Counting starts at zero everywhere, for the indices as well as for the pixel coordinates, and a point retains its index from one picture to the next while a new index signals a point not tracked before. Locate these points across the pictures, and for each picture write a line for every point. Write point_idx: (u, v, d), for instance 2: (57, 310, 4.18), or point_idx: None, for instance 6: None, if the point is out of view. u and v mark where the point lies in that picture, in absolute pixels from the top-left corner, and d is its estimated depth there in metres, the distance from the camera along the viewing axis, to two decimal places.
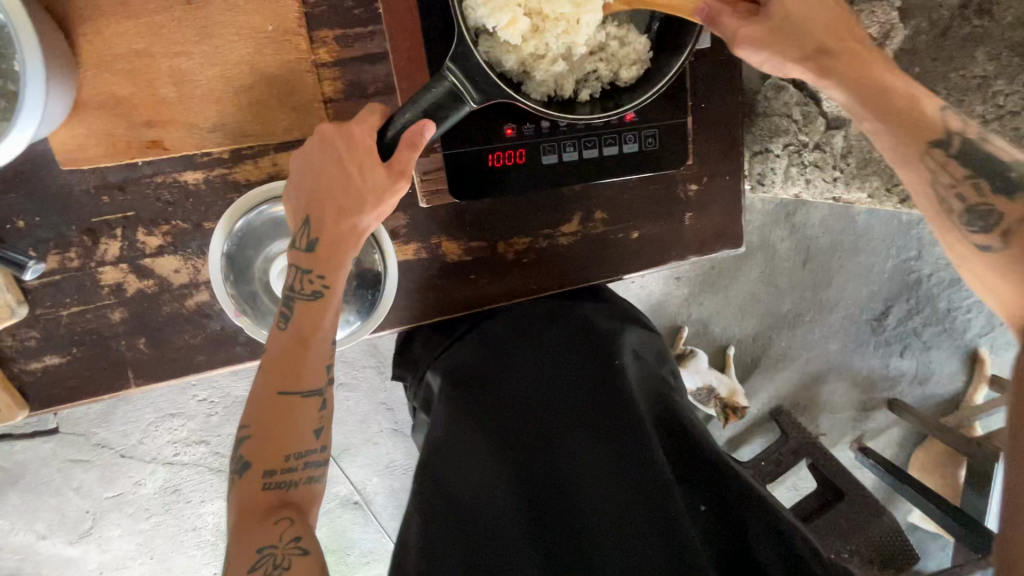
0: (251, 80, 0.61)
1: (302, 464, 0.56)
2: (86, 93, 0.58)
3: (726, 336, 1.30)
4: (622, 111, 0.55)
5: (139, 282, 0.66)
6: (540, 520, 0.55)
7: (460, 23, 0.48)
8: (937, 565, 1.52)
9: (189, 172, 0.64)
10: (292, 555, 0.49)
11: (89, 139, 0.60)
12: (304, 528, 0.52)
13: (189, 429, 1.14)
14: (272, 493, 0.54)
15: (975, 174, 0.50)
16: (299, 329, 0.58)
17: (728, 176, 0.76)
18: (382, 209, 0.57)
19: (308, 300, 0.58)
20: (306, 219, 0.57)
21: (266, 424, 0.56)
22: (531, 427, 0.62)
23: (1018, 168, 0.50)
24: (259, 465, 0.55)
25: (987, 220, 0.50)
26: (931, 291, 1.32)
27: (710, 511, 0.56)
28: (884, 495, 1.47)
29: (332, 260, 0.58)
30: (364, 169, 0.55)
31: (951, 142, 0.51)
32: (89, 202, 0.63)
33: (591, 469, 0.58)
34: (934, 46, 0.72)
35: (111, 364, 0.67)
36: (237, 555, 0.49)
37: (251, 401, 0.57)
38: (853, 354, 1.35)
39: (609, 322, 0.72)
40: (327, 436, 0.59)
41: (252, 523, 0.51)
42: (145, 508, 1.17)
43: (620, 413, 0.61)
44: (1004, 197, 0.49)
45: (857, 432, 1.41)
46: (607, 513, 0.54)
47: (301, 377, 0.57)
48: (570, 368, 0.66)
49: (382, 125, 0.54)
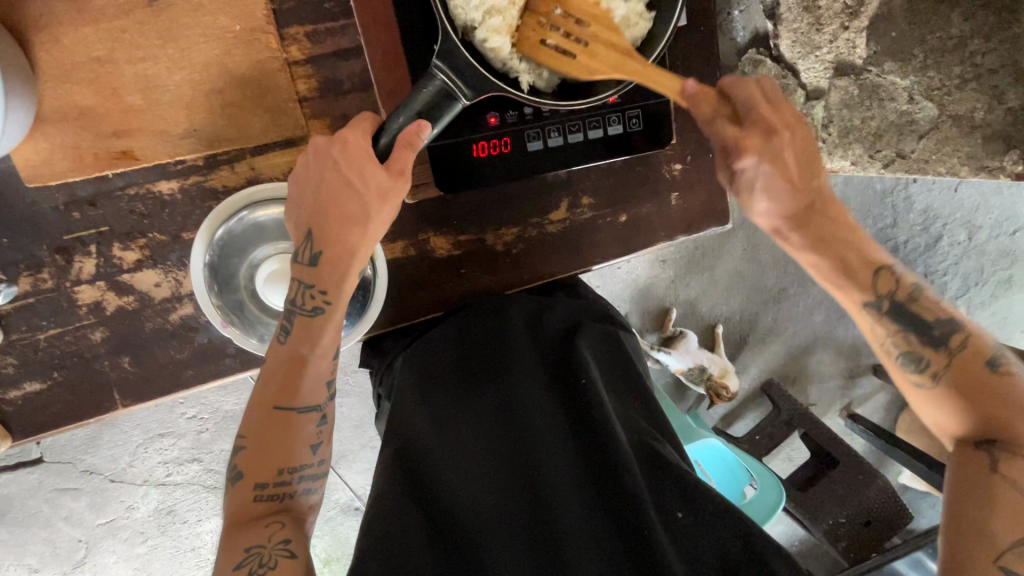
0: (222, 82, 0.59)
1: (296, 478, 0.55)
2: (47, 104, 0.56)
3: (713, 315, 1.31)
4: (606, 96, 0.53)
5: (119, 299, 0.64)
6: (508, 535, 0.54)
7: (445, 22, 0.47)
8: (928, 523, 1.57)
9: (164, 182, 0.62)
10: (279, 557, 0.48)
11: (55, 153, 0.57)
12: (296, 534, 0.52)
13: (180, 449, 1.11)
14: (265, 504, 0.53)
15: (903, 328, 0.56)
16: (296, 346, 0.56)
17: (711, 154, 0.76)
18: (385, 211, 0.55)
19: (308, 316, 0.57)
20: (309, 232, 0.56)
21: (263, 437, 0.55)
22: (506, 428, 0.60)
23: (942, 322, 0.55)
24: (252, 475, 0.53)
25: (919, 363, 0.55)
26: (908, 257, 1.35)
27: (686, 519, 0.53)
28: (875, 458, 1.51)
29: (335, 275, 0.57)
30: (365, 174, 0.53)
31: (883, 305, 0.57)
32: (59, 219, 0.60)
33: (563, 479, 0.56)
34: (910, 9, 0.65)
35: (95, 386, 0.65)
36: (223, 556, 0.48)
37: (247, 412, 0.56)
38: (837, 325, 1.38)
39: (595, 327, 0.70)
40: (324, 451, 0.58)
41: (242, 528, 0.51)
42: (140, 532, 1.14)
43: (597, 425, 0.58)
44: (931, 346, 0.55)
45: (845, 400, 1.45)
46: (577, 524, 0.53)
47: (296, 395, 0.56)
48: (550, 371, 0.65)
49: (376, 129, 0.53)
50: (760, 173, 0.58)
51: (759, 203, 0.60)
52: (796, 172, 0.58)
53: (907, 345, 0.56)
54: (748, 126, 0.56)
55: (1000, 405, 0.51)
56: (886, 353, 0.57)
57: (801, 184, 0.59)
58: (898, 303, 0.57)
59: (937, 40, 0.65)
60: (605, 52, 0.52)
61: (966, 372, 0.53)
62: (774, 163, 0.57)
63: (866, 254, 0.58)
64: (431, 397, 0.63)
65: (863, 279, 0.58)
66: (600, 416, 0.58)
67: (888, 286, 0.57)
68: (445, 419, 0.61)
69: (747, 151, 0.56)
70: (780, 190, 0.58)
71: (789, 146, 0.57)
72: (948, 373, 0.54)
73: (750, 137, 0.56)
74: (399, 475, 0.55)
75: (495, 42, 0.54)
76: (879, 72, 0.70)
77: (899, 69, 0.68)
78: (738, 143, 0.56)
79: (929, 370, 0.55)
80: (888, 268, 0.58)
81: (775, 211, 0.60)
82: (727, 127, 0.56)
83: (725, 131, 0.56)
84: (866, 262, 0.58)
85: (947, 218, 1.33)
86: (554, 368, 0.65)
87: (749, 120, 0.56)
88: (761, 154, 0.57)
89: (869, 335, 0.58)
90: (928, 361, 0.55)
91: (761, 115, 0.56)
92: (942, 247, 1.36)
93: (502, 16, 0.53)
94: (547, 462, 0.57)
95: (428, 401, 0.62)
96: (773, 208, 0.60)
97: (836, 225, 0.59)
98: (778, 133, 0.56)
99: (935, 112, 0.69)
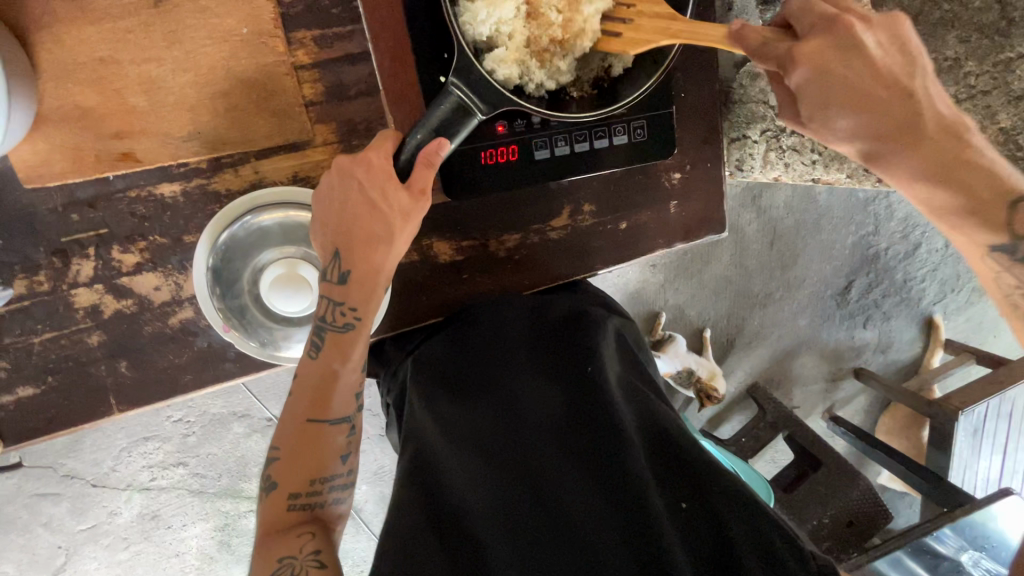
0: (227, 85, 0.58)
1: (326, 488, 0.56)
2: (48, 104, 0.55)
3: (702, 319, 1.33)
4: (613, 109, 0.55)
5: (117, 303, 0.63)
6: (523, 532, 0.54)
7: (461, 39, 0.49)
8: (906, 523, 1.61)
9: (165, 184, 0.61)
10: (309, 566, 0.50)
11: (54, 154, 0.56)
12: (325, 543, 0.53)
13: (165, 452, 1.08)
14: (297, 513, 0.54)
15: None
16: (328, 361, 0.57)
17: (708, 163, 0.77)
18: (410, 227, 0.56)
19: (339, 332, 0.57)
20: (336, 251, 0.56)
21: (294, 449, 0.56)
22: (511, 424, 0.60)
23: None
24: (286, 486, 0.55)
25: None
26: (888, 263, 1.39)
27: (691, 508, 0.55)
28: (856, 459, 1.55)
29: (364, 292, 0.57)
30: (389, 194, 0.53)
31: (1018, 248, 0.48)
32: (57, 221, 0.59)
33: (570, 474, 0.57)
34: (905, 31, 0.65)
35: (90, 392, 0.64)
36: (260, 564, 0.50)
37: (281, 424, 0.57)
38: (821, 329, 1.41)
39: (597, 313, 0.70)
40: (354, 461, 0.59)
41: (276, 537, 0.52)
42: (122, 538, 1.11)
43: (603, 418, 0.59)
44: None
45: (828, 403, 1.49)
46: (587, 517, 0.54)
47: (328, 408, 0.57)
48: (552, 365, 0.65)
49: (398, 147, 0.54)
50: (824, 84, 0.47)
51: (839, 122, 0.49)
52: (882, 71, 0.47)
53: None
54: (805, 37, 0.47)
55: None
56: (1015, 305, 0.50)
57: (892, 89, 0.47)
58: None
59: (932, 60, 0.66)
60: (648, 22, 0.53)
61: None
62: (828, 72, 0.46)
63: (1001, 182, 0.47)
64: (437, 399, 0.63)
65: (996, 217, 0.48)
66: (606, 408, 0.59)
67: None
68: (452, 420, 0.61)
69: (801, 60, 0.46)
70: (863, 102, 0.47)
71: (864, 38, 0.46)
72: None
73: (813, 42, 0.46)
74: (414, 485, 0.56)
75: (502, 72, 0.56)
76: None
77: None
78: (793, 54, 0.46)
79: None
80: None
81: (860, 132, 0.49)
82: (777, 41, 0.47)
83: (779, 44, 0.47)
84: (1000, 192, 0.47)
85: (927, 226, 1.38)
86: (558, 362, 0.65)
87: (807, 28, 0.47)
88: (822, 62, 0.46)
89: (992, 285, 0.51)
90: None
91: (818, 16, 0.47)
92: (920, 255, 1.40)
93: (508, 47, 0.56)
94: (556, 459, 0.58)
95: (435, 404, 0.62)
96: (858, 131, 0.49)
97: (958, 144, 0.48)
98: (843, 22, 0.46)
99: None
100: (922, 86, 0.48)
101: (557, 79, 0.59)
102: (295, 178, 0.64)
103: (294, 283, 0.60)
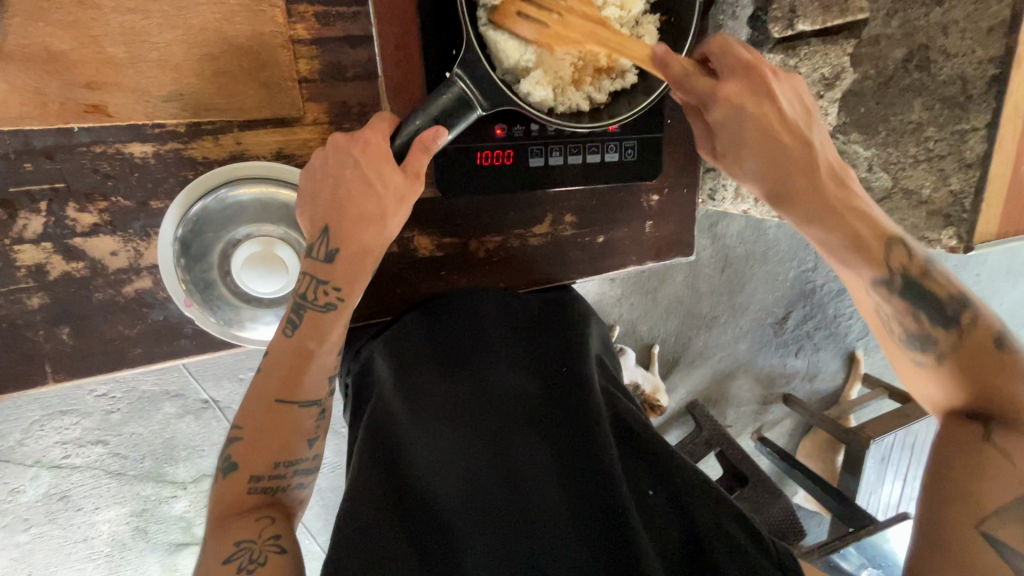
0: (217, 49, 0.55)
1: (290, 472, 0.55)
2: (9, 41, 0.50)
3: (652, 334, 1.37)
4: (609, 123, 0.57)
5: (65, 265, 0.58)
6: (488, 518, 0.55)
7: (469, 32, 0.50)
8: (814, 539, 1.74)
9: (136, 144, 0.57)
10: (269, 552, 0.48)
11: (10, 95, 0.51)
12: (284, 529, 0.52)
13: (83, 429, 0.95)
14: (258, 496, 0.53)
15: (916, 307, 0.52)
16: (303, 340, 0.55)
17: (685, 189, 0.81)
18: (403, 212, 0.55)
19: (319, 311, 0.55)
20: (325, 229, 0.54)
21: (260, 430, 0.54)
22: (485, 414, 0.60)
23: (954, 303, 0.52)
24: (247, 468, 0.52)
25: (925, 343, 0.52)
26: (822, 298, 1.49)
27: (657, 495, 0.59)
28: (777, 476, 1.67)
29: (351, 273, 0.55)
30: (384, 174, 0.52)
31: (895, 282, 0.53)
32: (5, 168, 0.54)
33: (539, 467, 0.59)
34: (880, 91, 0.64)
35: (24, 357, 0.59)
36: (212, 549, 0.48)
37: (245, 402, 0.55)
38: (757, 354, 1.50)
39: (580, 310, 0.73)
40: (320, 446, 0.57)
41: (231, 519, 0.50)
42: (23, 519, 0.99)
43: (574, 408, 0.61)
44: (942, 327, 0.52)
45: (757, 423, 1.59)
46: (552, 513, 0.57)
47: (299, 388, 0.55)
48: (528, 356, 0.65)
49: (395, 128, 0.53)
50: (741, 123, 0.53)
51: (748, 163, 0.55)
52: (786, 121, 0.54)
53: (914, 324, 0.53)
54: (725, 78, 0.54)
55: (1008, 382, 0.48)
56: (890, 330, 0.55)
57: (795, 139, 0.54)
58: (915, 283, 0.52)
59: (898, 122, 0.64)
60: (578, 23, 0.53)
61: (979, 354, 0.50)
62: (747, 115, 0.53)
63: (875, 222, 0.54)
64: (408, 381, 0.61)
65: (874, 252, 0.53)
66: (579, 403, 0.61)
67: (901, 261, 0.52)
68: (425, 408, 0.60)
69: (725, 100, 0.53)
70: (769, 147, 0.54)
71: (776, 92, 0.54)
72: (955, 353, 0.51)
73: (730, 83, 0.53)
74: (378, 471, 0.53)
75: (538, 94, 0.57)
76: (846, 141, 0.70)
77: (865, 141, 0.68)
78: (718, 92, 0.53)
79: (935, 350, 0.52)
80: (901, 243, 0.53)
81: (768, 173, 0.55)
82: (700, 78, 0.53)
83: (699, 81, 0.53)
84: (877, 232, 0.53)
85: None
86: (533, 353, 0.66)
87: (725, 71, 0.54)
88: (739, 102, 0.53)
89: (873, 312, 0.55)
90: (935, 341, 0.52)
91: (737, 62, 0.54)
92: None
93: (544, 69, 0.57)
94: (525, 448, 0.59)
95: (407, 387, 0.60)
96: (765, 173, 0.55)
97: (843, 192, 0.55)
98: (757, 70, 0.54)
99: (889, 184, 0.67)
100: (817, 138, 0.56)
101: (590, 98, 0.61)
102: (279, 154, 0.62)
103: (269, 263, 0.58)
